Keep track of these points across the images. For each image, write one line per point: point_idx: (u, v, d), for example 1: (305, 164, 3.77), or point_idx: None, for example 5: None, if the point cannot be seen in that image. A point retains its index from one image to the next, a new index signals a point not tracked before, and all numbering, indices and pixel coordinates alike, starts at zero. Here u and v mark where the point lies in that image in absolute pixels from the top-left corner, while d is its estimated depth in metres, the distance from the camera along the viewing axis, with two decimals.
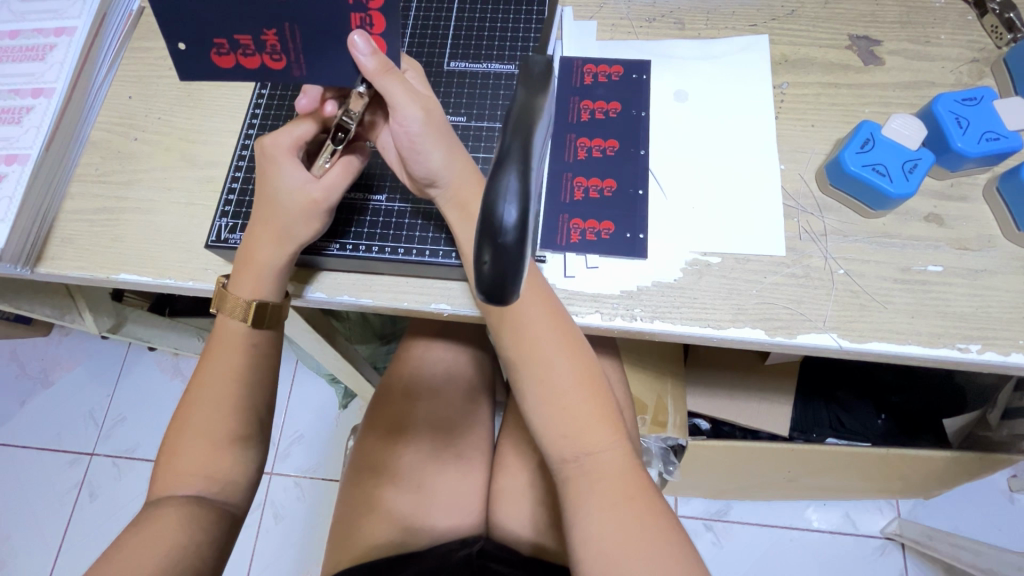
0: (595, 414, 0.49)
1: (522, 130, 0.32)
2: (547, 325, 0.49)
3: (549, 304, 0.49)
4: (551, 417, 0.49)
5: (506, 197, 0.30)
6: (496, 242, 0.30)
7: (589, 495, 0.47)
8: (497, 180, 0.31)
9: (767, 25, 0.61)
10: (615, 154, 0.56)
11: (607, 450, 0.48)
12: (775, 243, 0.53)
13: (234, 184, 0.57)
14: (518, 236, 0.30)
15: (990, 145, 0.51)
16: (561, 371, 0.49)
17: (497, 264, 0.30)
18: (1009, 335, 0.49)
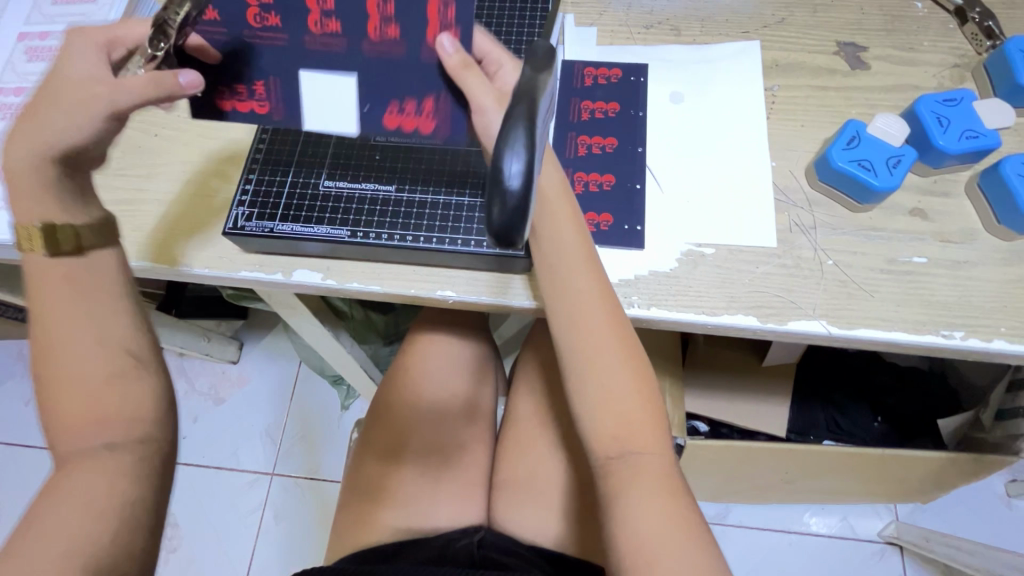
0: (643, 411, 0.50)
1: (528, 95, 0.35)
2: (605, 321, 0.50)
3: (607, 307, 0.51)
4: (598, 408, 0.50)
5: (512, 152, 0.34)
6: (503, 191, 0.34)
7: (632, 489, 0.48)
8: (507, 135, 0.35)
9: (759, 32, 0.64)
10: (614, 151, 0.59)
11: (651, 453, 0.50)
12: (767, 235, 0.55)
13: (251, 174, 0.58)
14: (523, 186, 0.34)
15: (968, 143, 0.54)
16: (615, 367, 0.50)
17: (502, 211, 0.34)
18: (992, 323, 0.51)
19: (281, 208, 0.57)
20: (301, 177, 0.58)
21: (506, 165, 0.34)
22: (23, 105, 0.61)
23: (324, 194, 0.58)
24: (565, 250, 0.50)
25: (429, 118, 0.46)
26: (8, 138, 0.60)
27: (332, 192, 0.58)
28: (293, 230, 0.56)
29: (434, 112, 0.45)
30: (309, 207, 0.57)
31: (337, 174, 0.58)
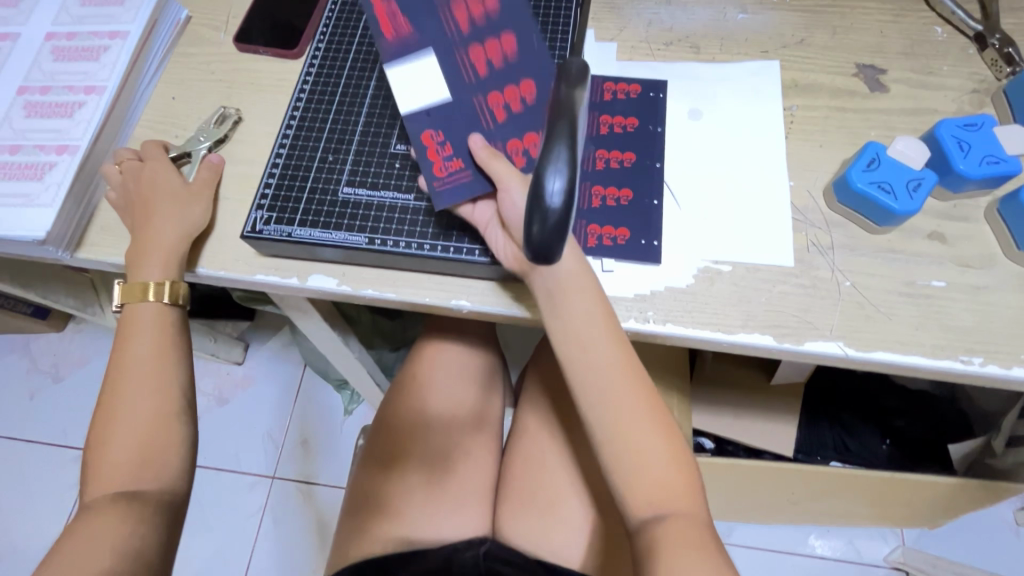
0: (674, 473, 0.51)
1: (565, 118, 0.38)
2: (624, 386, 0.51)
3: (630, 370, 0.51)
4: (626, 465, 0.51)
5: (554, 170, 0.37)
6: (544, 206, 0.37)
7: (668, 547, 0.47)
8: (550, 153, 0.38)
9: (778, 52, 0.65)
10: (632, 166, 0.59)
11: (683, 512, 0.49)
12: (784, 254, 0.55)
13: (270, 178, 0.57)
14: (563, 200, 0.37)
15: (989, 168, 0.53)
16: (639, 424, 0.51)
17: (543, 226, 0.37)
18: (1010, 350, 0.50)
19: (300, 212, 0.55)
20: (321, 183, 0.57)
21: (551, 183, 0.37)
22: (47, 103, 0.61)
23: (343, 201, 0.56)
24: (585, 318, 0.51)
25: (445, 173, 0.52)
26: (32, 136, 0.60)
27: (350, 199, 0.56)
28: (311, 235, 0.54)
29: (454, 174, 0.52)
30: (327, 214, 0.55)
31: (357, 181, 0.57)
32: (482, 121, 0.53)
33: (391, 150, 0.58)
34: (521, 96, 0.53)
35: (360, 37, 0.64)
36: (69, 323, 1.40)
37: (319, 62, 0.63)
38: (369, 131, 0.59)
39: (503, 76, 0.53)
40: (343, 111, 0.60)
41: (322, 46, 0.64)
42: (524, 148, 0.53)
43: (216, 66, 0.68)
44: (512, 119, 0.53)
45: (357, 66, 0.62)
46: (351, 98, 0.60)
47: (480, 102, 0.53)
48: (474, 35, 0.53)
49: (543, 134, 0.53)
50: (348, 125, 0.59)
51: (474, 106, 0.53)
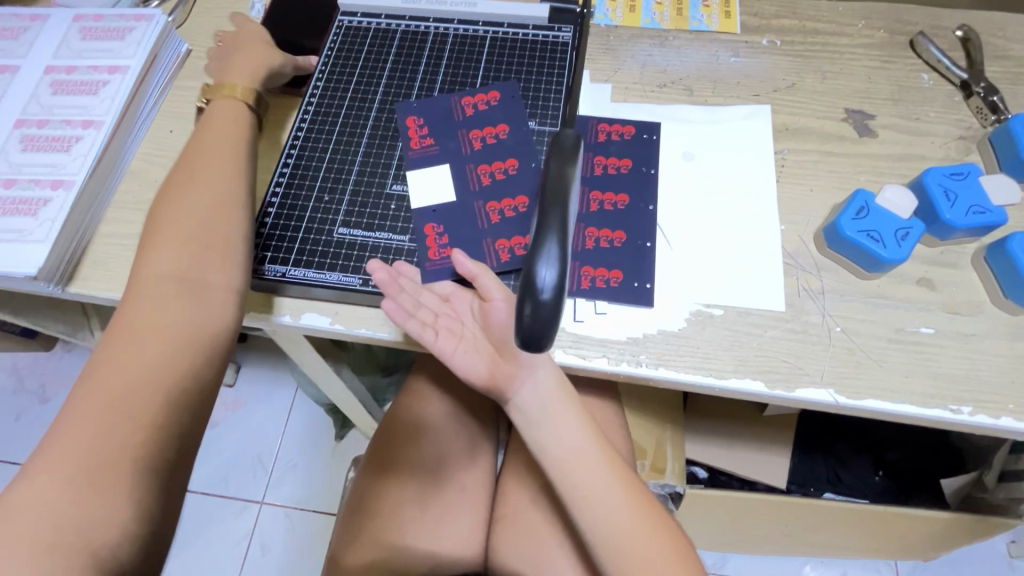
0: None
1: (558, 199, 0.38)
2: (610, 480, 0.55)
3: (624, 479, 0.55)
4: (619, 556, 0.52)
5: (546, 261, 0.36)
6: (536, 298, 0.36)
7: None
8: (542, 240, 0.37)
9: (769, 96, 0.66)
10: (625, 208, 0.60)
11: None
12: (776, 298, 0.55)
13: (266, 217, 0.57)
14: (553, 294, 0.36)
15: (976, 218, 0.54)
16: (630, 516, 0.53)
17: (533, 317, 0.36)
18: (999, 399, 0.51)
19: (295, 251, 0.56)
20: (316, 223, 0.57)
21: (541, 271, 0.36)
22: (45, 137, 0.62)
23: (338, 240, 0.56)
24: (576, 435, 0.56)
25: (437, 254, 0.55)
26: (28, 170, 0.60)
27: (346, 239, 0.56)
28: (305, 275, 0.55)
29: (445, 258, 0.55)
30: (322, 254, 0.56)
31: (352, 221, 0.57)
32: (470, 190, 0.57)
33: (386, 190, 0.58)
34: (505, 169, 0.58)
35: (358, 78, 0.64)
36: (59, 343, 1.39)
37: (316, 101, 0.63)
38: (365, 171, 0.59)
39: (504, 186, 0.57)
40: (340, 150, 0.60)
41: (321, 83, 0.64)
42: (512, 244, 0.55)
43: None
44: (497, 195, 0.57)
45: (354, 108, 0.63)
46: (348, 137, 0.61)
47: (470, 172, 0.58)
48: (475, 119, 0.61)
49: (522, 206, 0.56)
50: (344, 164, 0.60)
51: (464, 175, 0.58)
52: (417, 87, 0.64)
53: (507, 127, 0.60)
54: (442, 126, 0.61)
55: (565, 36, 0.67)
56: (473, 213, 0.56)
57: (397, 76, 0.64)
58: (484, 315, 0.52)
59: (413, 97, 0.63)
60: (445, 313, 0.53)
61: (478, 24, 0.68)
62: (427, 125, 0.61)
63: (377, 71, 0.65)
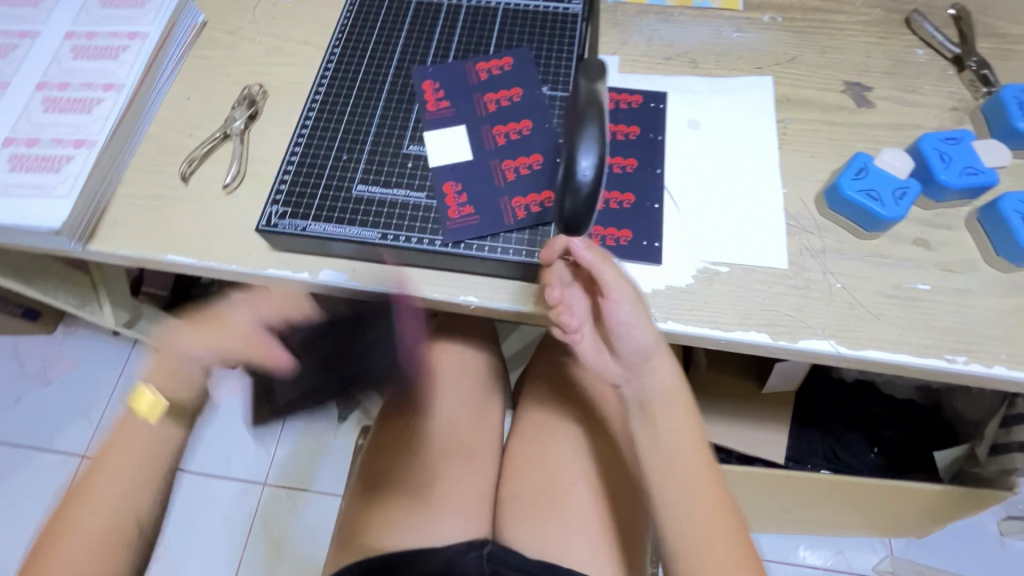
0: (726, 521, 0.52)
1: (589, 111, 0.46)
2: (672, 439, 0.55)
3: (692, 425, 0.56)
4: (667, 482, 0.54)
5: (585, 150, 0.45)
6: (575, 183, 0.44)
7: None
8: (580, 136, 0.45)
9: (771, 69, 0.68)
10: (633, 171, 0.62)
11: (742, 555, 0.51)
12: (779, 256, 0.58)
13: (285, 175, 0.59)
14: (591, 180, 0.44)
15: (969, 179, 0.57)
16: (690, 461, 0.55)
17: (574, 200, 0.45)
18: (992, 350, 0.53)
19: (314, 207, 0.57)
20: (335, 180, 0.58)
21: (581, 161, 0.44)
22: (65, 99, 0.63)
23: (356, 197, 0.58)
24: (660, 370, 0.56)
25: (456, 212, 0.57)
26: (50, 130, 0.61)
27: (364, 196, 0.58)
28: (325, 229, 0.56)
29: (464, 217, 0.56)
30: (341, 210, 0.57)
31: (370, 179, 0.58)
32: (486, 150, 0.59)
33: (403, 151, 0.60)
34: (521, 130, 0.60)
35: (374, 45, 0.66)
36: (61, 325, 1.39)
37: (333, 67, 0.65)
38: (382, 132, 0.61)
39: (519, 145, 0.59)
40: (357, 112, 0.62)
41: (337, 50, 0.66)
42: (527, 202, 0.57)
43: (231, 69, 0.70)
44: (512, 154, 0.59)
45: (370, 73, 0.64)
46: (365, 101, 0.63)
47: (487, 132, 0.60)
48: (490, 83, 0.63)
49: (537, 165, 0.58)
50: (362, 126, 0.61)
51: (480, 135, 0.60)
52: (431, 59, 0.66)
53: (520, 90, 0.62)
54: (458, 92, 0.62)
55: (574, 8, 0.69)
56: (489, 171, 0.58)
57: (411, 44, 0.66)
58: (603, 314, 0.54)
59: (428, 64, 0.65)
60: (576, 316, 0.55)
61: None
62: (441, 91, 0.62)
63: (392, 39, 0.67)
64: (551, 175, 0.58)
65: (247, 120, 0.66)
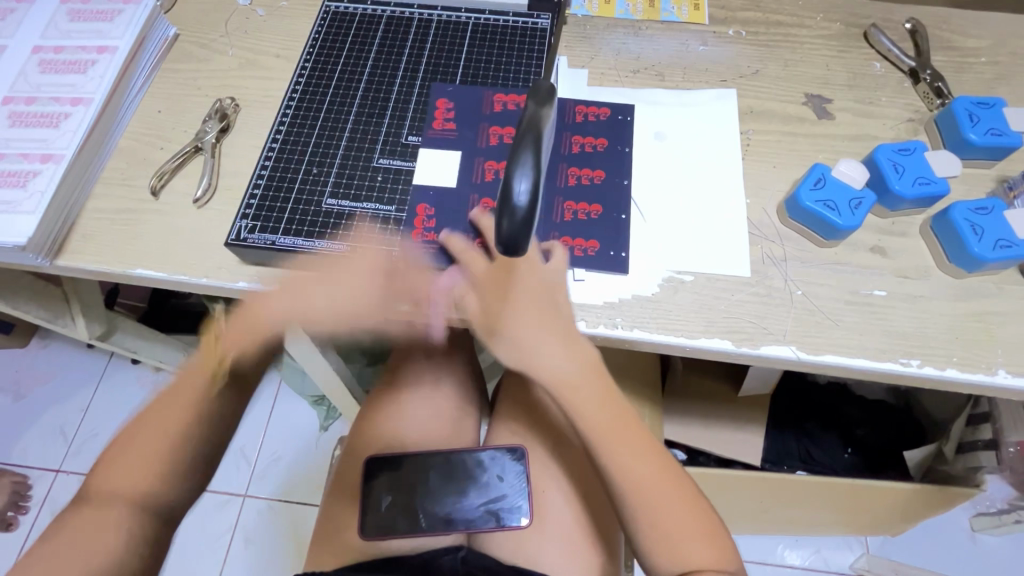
0: (617, 420, 0.57)
1: (532, 131, 0.43)
2: (594, 392, 0.57)
3: (556, 321, 0.56)
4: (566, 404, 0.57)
5: (522, 173, 0.42)
6: (512, 207, 0.42)
7: (628, 487, 0.56)
8: (518, 158, 0.43)
9: (735, 82, 0.70)
10: (601, 183, 0.63)
11: (634, 459, 0.56)
12: (741, 265, 0.59)
13: (255, 189, 0.59)
14: (527, 205, 0.42)
15: (922, 189, 0.59)
16: (573, 370, 0.56)
17: (511, 224, 0.42)
18: (945, 353, 0.55)
19: (284, 222, 0.58)
20: (305, 194, 0.59)
21: (517, 185, 0.41)
22: (32, 114, 0.63)
23: (326, 211, 0.59)
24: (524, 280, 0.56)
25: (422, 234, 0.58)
26: (16, 145, 0.61)
27: (333, 210, 0.59)
28: (295, 243, 0.57)
29: (429, 244, 0.57)
30: (310, 223, 0.58)
31: (340, 193, 0.59)
32: (471, 182, 0.60)
33: (373, 165, 0.61)
34: None
35: (345, 59, 0.67)
36: (36, 337, 1.37)
37: (304, 82, 0.66)
38: (352, 146, 0.62)
39: None
40: (328, 127, 0.63)
41: (308, 64, 0.67)
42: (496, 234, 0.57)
43: (203, 82, 0.71)
44: (493, 194, 0.59)
45: (341, 87, 0.65)
46: (335, 115, 0.63)
47: (478, 166, 0.60)
48: (500, 116, 0.63)
49: None
50: (332, 140, 0.62)
51: (470, 165, 0.60)
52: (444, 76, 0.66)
53: None
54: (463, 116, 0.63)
55: (543, 23, 0.71)
56: (467, 203, 0.59)
57: (382, 59, 0.67)
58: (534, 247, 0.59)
59: (398, 79, 0.66)
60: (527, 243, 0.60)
61: (461, 10, 0.71)
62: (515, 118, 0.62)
63: (363, 53, 0.67)
64: None
65: (220, 131, 0.66)
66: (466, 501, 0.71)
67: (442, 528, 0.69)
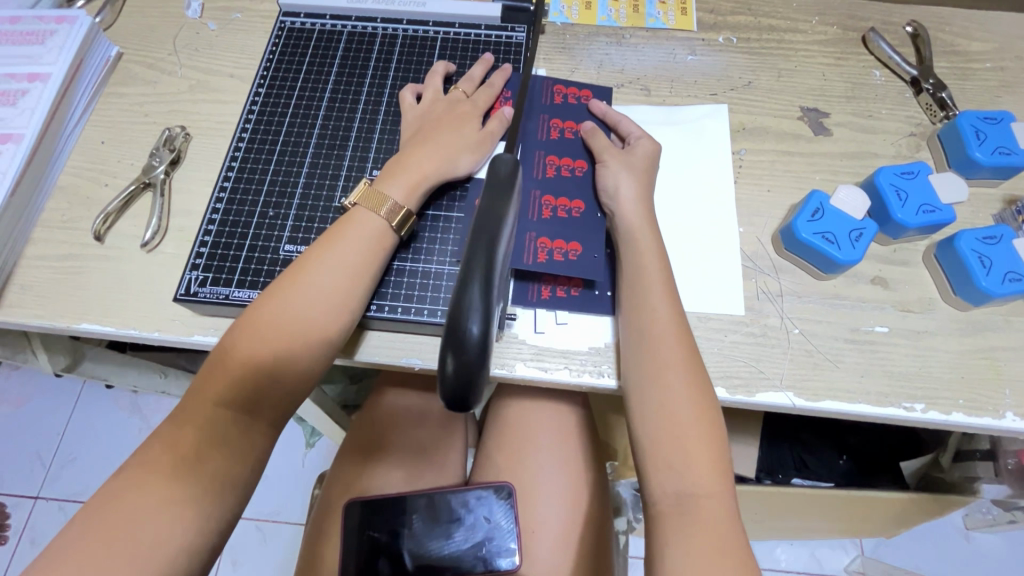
0: (702, 446, 0.45)
1: (487, 238, 0.33)
2: (689, 405, 0.46)
3: (675, 320, 0.49)
4: (655, 409, 0.46)
5: (471, 310, 0.31)
6: (459, 350, 0.31)
7: (681, 534, 0.43)
8: (465, 288, 0.32)
9: (726, 95, 0.66)
10: (580, 216, 0.56)
11: (708, 498, 0.43)
12: (735, 302, 0.55)
13: (205, 236, 0.55)
14: (479, 348, 0.32)
15: (926, 217, 0.55)
16: (678, 370, 0.47)
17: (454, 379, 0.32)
18: (950, 395, 0.52)
19: (238, 272, 0.53)
20: (261, 240, 0.54)
21: (464, 328, 0.31)
22: None
23: (285, 258, 0.54)
24: (639, 262, 0.51)
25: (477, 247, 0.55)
26: None
27: (292, 256, 0.54)
28: (249, 296, 0.52)
29: None
30: (267, 271, 0.53)
31: (299, 237, 0.55)
32: (530, 219, 0.55)
33: (335, 203, 0.56)
34: (571, 209, 0.56)
35: (302, 84, 0.62)
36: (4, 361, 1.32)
37: (258, 111, 0.61)
38: (313, 182, 0.57)
39: (564, 213, 0.56)
40: (285, 162, 0.58)
41: (262, 91, 0.62)
42: (553, 248, 0.54)
43: (150, 108, 0.65)
44: (552, 233, 0.55)
45: (299, 117, 0.60)
46: (292, 149, 0.59)
47: (534, 199, 0.56)
48: (556, 144, 0.59)
49: (574, 253, 0.54)
50: (290, 177, 0.57)
51: (529, 199, 0.56)
52: (532, 83, 0.63)
53: (584, 163, 0.59)
54: (522, 136, 0.59)
55: (518, 36, 0.65)
56: (525, 237, 0.54)
57: (343, 84, 0.62)
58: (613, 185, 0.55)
59: (362, 106, 0.61)
60: (608, 174, 0.55)
61: (428, 24, 0.66)
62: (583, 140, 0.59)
63: (322, 79, 0.63)
64: (583, 229, 0.55)
65: (170, 164, 0.61)
66: (451, 540, 0.64)
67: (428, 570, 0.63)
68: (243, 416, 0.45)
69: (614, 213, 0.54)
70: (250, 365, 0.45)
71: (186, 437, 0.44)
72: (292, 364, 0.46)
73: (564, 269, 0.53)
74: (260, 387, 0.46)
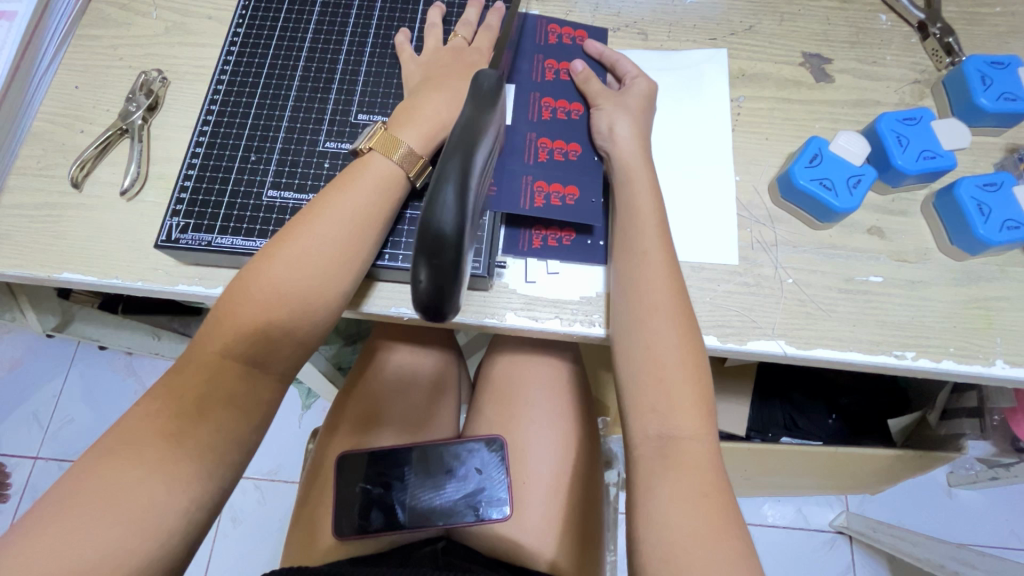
0: (686, 388, 0.45)
1: (464, 145, 0.33)
2: (674, 346, 0.45)
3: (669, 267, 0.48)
4: (641, 351, 0.46)
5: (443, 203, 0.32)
6: (431, 245, 0.32)
7: (664, 476, 0.42)
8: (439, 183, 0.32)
9: (726, 40, 0.63)
10: (577, 158, 0.54)
11: (690, 439, 0.43)
12: (730, 251, 0.54)
13: (185, 183, 0.53)
14: (452, 242, 0.32)
15: (926, 163, 0.54)
16: (664, 312, 0.46)
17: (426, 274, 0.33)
18: (941, 343, 0.52)
19: (220, 219, 0.52)
20: (243, 186, 0.53)
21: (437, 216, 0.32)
22: None
23: (268, 205, 0.52)
24: (636, 207, 0.50)
25: None
26: None
27: (275, 203, 0.52)
28: (231, 243, 0.51)
29: None
30: (249, 219, 0.52)
31: (282, 183, 0.53)
32: (526, 162, 0.54)
33: (319, 148, 0.54)
34: (567, 150, 0.55)
35: (283, 24, 0.59)
36: None
37: (237, 52, 0.58)
38: (295, 126, 0.55)
39: (562, 156, 0.54)
40: (266, 106, 0.56)
41: (241, 31, 0.59)
42: (550, 191, 0.53)
43: (125, 51, 0.62)
44: (549, 177, 0.53)
45: (278, 59, 0.58)
46: (274, 92, 0.56)
47: (530, 142, 0.55)
48: (553, 85, 0.57)
49: (572, 197, 0.53)
50: (272, 121, 0.55)
51: (524, 141, 0.55)
52: (525, 23, 0.60)
53: (581, 105, 0.57)
54: (516, 77, 0.57)
55: None
56: (520, 181, 0.53)
57: (326, 25, 0.59)
58: (608, 123, 0.53)
59: (345, 48, 0.58)
60: (602, 115, 0.54)
61: None
62: (576, 82, 0.57)
63: (303, 19, 0.60)
64: (582, 172, 0.54)
65: (147, 110, 0.59)
66: (443, 491, 0.65)
67: (420, 521, 0.64)
68: (243, 363, 0.44)
69: (608, 154, 0.53)
70: (263, 312, 0.44)
71: (172, 381, 0.43)
72: (306, 313, 0.45)
73: (561, 213, 0.52)
74: (254, 334, 0.44)
